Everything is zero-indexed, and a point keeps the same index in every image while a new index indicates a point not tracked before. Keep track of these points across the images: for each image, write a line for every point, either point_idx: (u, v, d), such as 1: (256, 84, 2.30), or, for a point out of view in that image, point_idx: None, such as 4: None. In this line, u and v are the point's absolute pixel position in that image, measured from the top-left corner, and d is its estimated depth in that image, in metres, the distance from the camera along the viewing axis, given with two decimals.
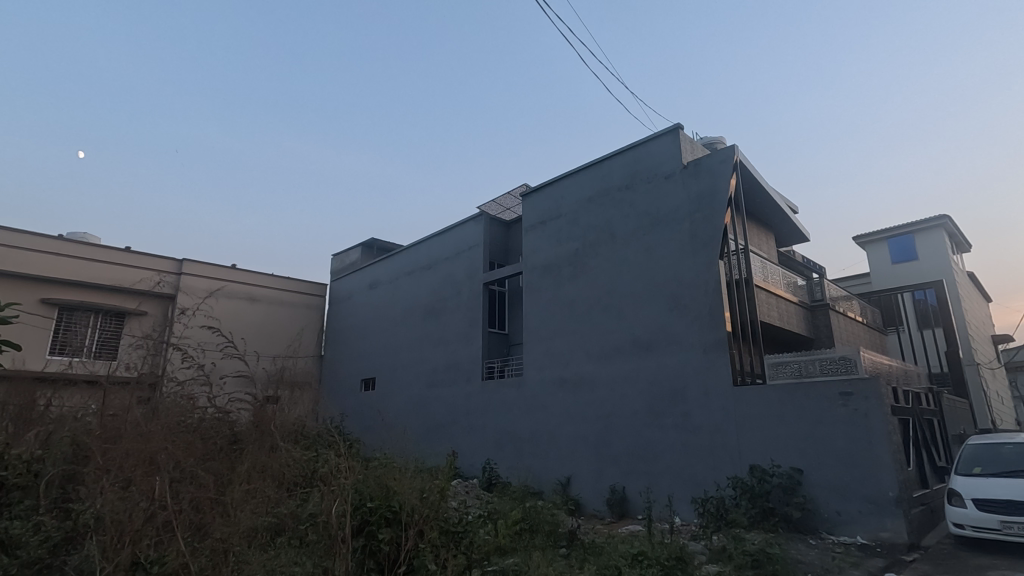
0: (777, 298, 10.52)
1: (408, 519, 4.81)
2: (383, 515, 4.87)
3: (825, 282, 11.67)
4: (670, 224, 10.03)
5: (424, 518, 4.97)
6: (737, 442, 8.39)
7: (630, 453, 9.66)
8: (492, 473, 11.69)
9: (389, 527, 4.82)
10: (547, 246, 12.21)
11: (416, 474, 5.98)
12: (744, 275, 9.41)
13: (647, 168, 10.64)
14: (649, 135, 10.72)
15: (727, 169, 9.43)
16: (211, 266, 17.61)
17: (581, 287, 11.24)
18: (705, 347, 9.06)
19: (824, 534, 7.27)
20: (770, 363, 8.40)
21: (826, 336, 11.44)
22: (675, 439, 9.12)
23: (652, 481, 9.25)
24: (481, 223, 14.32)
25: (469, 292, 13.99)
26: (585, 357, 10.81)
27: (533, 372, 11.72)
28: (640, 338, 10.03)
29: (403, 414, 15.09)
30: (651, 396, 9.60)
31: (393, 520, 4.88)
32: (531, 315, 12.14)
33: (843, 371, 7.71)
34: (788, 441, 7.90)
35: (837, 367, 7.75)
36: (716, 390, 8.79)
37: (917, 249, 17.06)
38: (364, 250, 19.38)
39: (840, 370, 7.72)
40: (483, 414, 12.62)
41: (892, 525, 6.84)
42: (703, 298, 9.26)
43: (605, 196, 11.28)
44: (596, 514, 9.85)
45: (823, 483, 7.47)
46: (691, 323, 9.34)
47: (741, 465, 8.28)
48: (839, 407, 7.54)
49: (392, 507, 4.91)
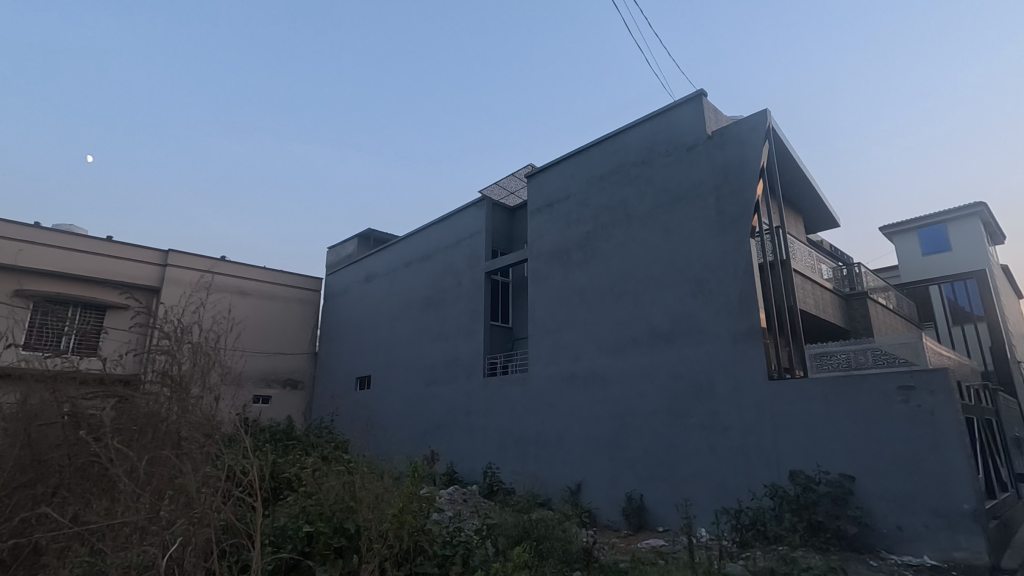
0: (812, 285, 9.47)
1: (364, 545, 4.09)
2: (323, 547, 4.12)
3: (861, 269, 10.60)
4: (693, 200, 8.98)
5: (384, 547, 4.15)
6: (774, 445, 7.31)
7: (649, 458, 8.59)
8: (494, 478, 10.65)
9: (336, 560, 4.10)
10: (555, 230, 11.17)
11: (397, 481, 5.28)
12: (780, 257, 8.36)
13: (666, 141, 9.61)
14: (670, 104, 9.68)
15: (759, 136, 8.37)
16: (198, 258, 16.60)
17: (591, 274, 10.21)
18: (735, 337, 8.01)
19: (883, 553, 6.18)
20: (813, 354, 7.32)
21: (864, 329, 10.35)
22: (698, 440, 8.08)
23: (674, 488, 8.18)
24: (483, 208, 13.32)
25: (470, 282, 13.00)
26: (595, 350, 9.78)
27: (539, 367, 10.69)
28: (659, 328, 8.97)
29: (397, 415, 14.09)
30: (672, 394, 8.55)
31: (346, 548, 4.20)
32: (536, 305, 11.11)
33: (904, 360, 6.66)
34: (834, 443, 6.83)
35: (894, 357, 6.70)
36: (747, 385, 7.73)
37: (949, 240, 15.93)
38: (361, 242, 18.34)
39: (897, 361, 6.68)
40: (484, 413, 11.59)
41: (968, 543, 5.75)
42: (732, 282, 8.19)
43: (619, 172, 10.24)
44: (610, 525, 8.77)
45: (880, 493, 6.39)
46: (718, 310, 8.29)
47: (779, 471, 7.20)
48: (898, 405, 6.45)
49: (347, 531, 4.22)
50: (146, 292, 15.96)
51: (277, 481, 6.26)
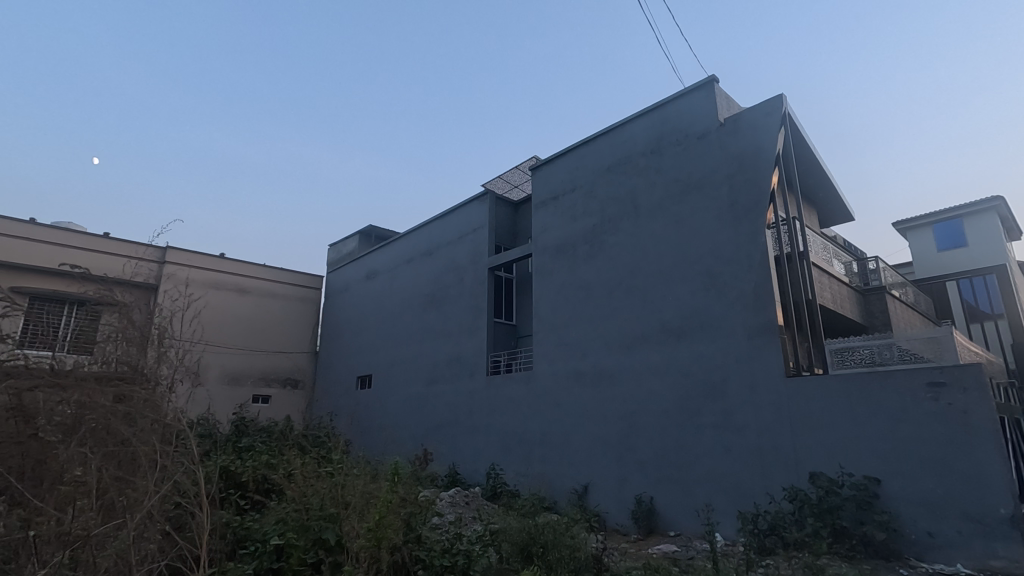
0: (829, 278, 9.08)
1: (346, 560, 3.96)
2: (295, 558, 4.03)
3: (878, 263, 10.20)
4: (704, 190, 8.61)
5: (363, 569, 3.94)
6: (793, 446, 6.92)
7: (659, 459, 8.22)
8: (497, 480, 10.30)
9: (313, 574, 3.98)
10: (560, 224, 10.82)
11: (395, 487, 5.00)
12: (796, 249, 7.98)
13: (675, 129, 9.25)
14: (679, 91, 9.32)
15: (774, 122, 8.00)
16: (197, 255, 16.22)
17: (598, 268, 9.86)
18: (750, 332, 7.63)
19: (913, 561, 5.81)
20: (834, 349, 6.98)
21: (882, 324, 9.96)
22: (712, 440, 7.71)
23: (686, 491, 7.82)
24: (486, 202, 12.97)
25: (473, 278, 12.65)
26: (602, 347, 9.42)
27: (544, 365, 10.33)
28: (670, 324, 8.60)
29: (398, 415, 13.75)
30: (683, 392, 8.18)
31: (325, 562, 4.05)
32: (541, 302, 10.76)
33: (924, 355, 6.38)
34: (859, 444, 6.44)
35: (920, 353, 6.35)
36: (764, 383, 7.35)
37: (965, 235, 15.48)
38: (361, 239, 18.02)
39: (923, 356, 6.35)
40: (488, 413, 11.23)
41: (1006, 551, 5.36)
42: (747, 275, 7.81)
43: (626, 163, 9.88)
44: (619, 529, 8.41)
45: (908, 497, 6.01)
46: (731, 305, 7.91)
47: (798, 474, 6.81)
48: (927, 403, 6.07)
49: (326, 539, 4.09)
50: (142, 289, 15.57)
51: (268, 483, 5.94)
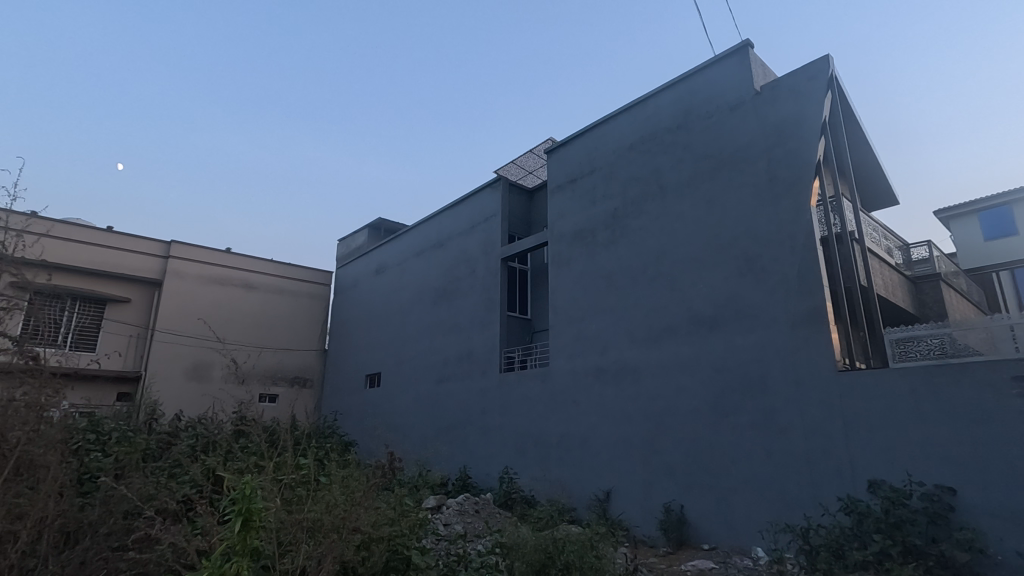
0: (879, 262, 8.19)
1: None
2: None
3: (931, 247, 9.26)
4: (739, 164, 7.78)
5: None
6: (848, 449, 6.07)
7: (689, 463, 7.41)
8: (511, 485, 9.54)
9: None
10: (577, 208, 10.05)
11: (380, 503, 4.25)
12: (846, 228, 7.13)
13: (704, 102, 8.44)
14: (709, 60, 8.49)
15: (819, 87, 7.17)
16: (204, 250, 15.65)
17: (620, 255, 9.06)
18: (795, 321, 6.78)
19: None
20: (894, 340, 6.03)
21: (936, 315, 9.05)
22: (750, 443, 6.88)
23: (721, 499, 7.00)
24: (498, 189, 12.23)
25: (485, 269, 11.92)
26: (625, 340, 8.63)
27: (561, 359, 9.56)
28: (701, 313, 7.78)
29: (407, 415, 13.08)
30: (717, 389, 7.35)
31: None
32: (558, 292, 9.99)
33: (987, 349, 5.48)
34: (929, 449, 5.57)
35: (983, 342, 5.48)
36: (811, 378, 6.49)
37: (1014, 222, 14.40)
38: (371, 233, 17.42)
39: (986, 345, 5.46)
40: (501, 412, 10.49)
41: None
42: (789, 258, 6.96)
43: (650, 140, 9.08)
44: (646, 542, 7.62)
45: (991, 510, 5.14)
46: (772, 291, 7.06)
47: (855, 483, 5.96)
48: (1012, 400, 5.19)
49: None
50: (146, 285, 15.04)
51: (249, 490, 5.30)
